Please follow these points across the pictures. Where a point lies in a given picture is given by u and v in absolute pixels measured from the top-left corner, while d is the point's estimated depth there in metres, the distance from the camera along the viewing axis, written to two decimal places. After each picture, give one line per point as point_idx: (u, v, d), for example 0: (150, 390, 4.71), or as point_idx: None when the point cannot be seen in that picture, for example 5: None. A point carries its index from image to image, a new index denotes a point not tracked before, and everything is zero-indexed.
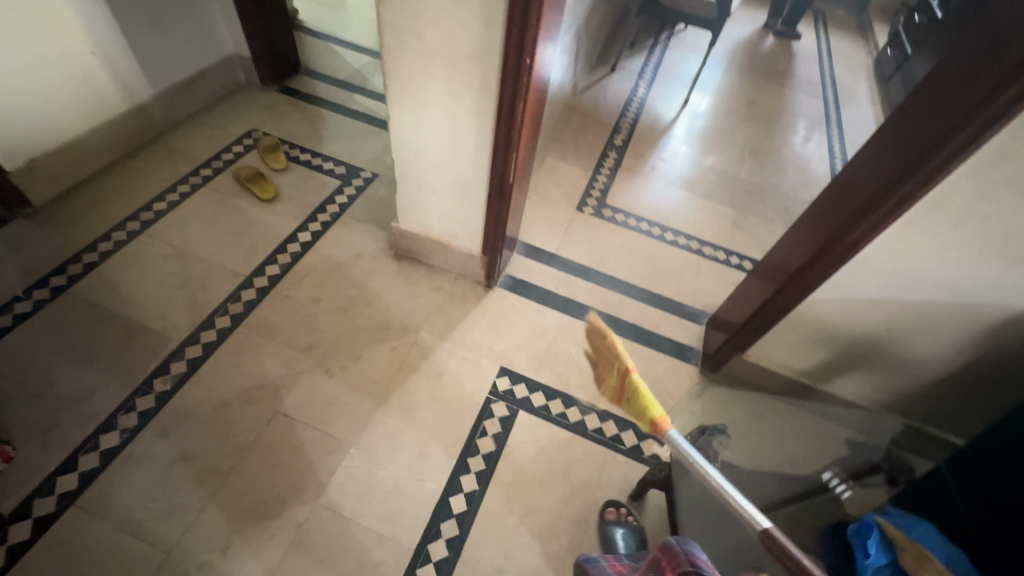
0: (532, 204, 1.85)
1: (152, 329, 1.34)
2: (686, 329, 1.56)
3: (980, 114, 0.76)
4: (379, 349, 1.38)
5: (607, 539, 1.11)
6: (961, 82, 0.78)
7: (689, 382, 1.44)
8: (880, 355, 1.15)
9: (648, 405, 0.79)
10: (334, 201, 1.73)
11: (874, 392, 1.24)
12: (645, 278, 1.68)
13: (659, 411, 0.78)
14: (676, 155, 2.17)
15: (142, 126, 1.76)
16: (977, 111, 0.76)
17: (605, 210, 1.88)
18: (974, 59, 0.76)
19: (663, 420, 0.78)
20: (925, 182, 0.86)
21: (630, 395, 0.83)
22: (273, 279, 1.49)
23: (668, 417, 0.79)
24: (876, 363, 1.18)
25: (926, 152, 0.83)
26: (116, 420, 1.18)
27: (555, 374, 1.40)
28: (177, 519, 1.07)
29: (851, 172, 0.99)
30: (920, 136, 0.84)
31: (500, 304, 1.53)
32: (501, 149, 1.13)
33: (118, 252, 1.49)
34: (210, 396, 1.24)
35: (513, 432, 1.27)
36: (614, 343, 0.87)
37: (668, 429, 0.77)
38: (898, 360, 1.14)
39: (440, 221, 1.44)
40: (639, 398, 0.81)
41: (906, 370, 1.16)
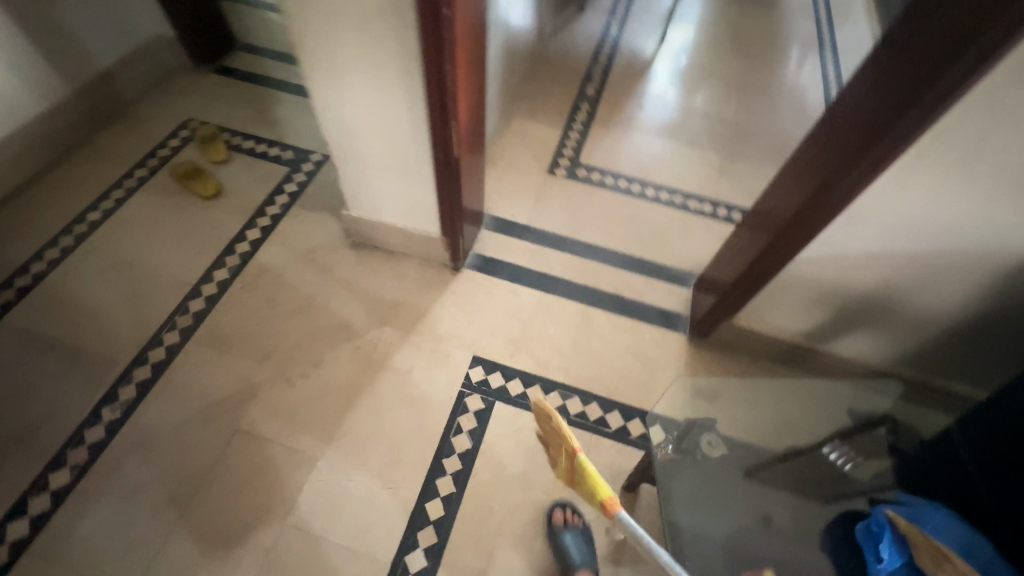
0: (500, 171, 1.70)
1: (95, 353, 1.25)
2: (673, 293, 1.45)
3: (987, 32, 0.61)
4: (341, 350, 1.28)
5: (559, 550, 1.03)
6: None
7: (678, 352, 1.34)
8: (882, 310, 1.05)
9: (596, 485, 0.73)
10: (283, 191, 1.59)
11: (877, 347, 1.14)
12: (626, 242, 1.55)
13: (609, 493, 0.72)
14: (659, 99, 1.98)
15: (64, 128, 1.60)
16: (983, 29, 0.62)
17: (580, 170, 1.72)
18: None
19: (612, 499, 0.72)
20: (926, 117, 0.71)
21: (579, 476, 0.76)
22: (222, 284, 1.37)
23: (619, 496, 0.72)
24: (878, 319, 1.07)
25: (923, 84, 0.69)
26: (65, 456, 1.11)
27: (533, 358, 1.30)
28: (139, 555, 1.02)
29: (840, 112, 0.85)
30: (916, 64, 0.69)
31: (469, 287, 1.41)
32: (437, 120, 0.99)
33: (52, 273, 1.38)
34: (162, 420, 1.16)
35: (490, 425, 1.19)
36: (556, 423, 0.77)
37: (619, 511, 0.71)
38: (901, 314, 1.04)
39: (391, 205, 1.30)
40: (588, 478, 0.74)
41: (910, 323, 1.05)
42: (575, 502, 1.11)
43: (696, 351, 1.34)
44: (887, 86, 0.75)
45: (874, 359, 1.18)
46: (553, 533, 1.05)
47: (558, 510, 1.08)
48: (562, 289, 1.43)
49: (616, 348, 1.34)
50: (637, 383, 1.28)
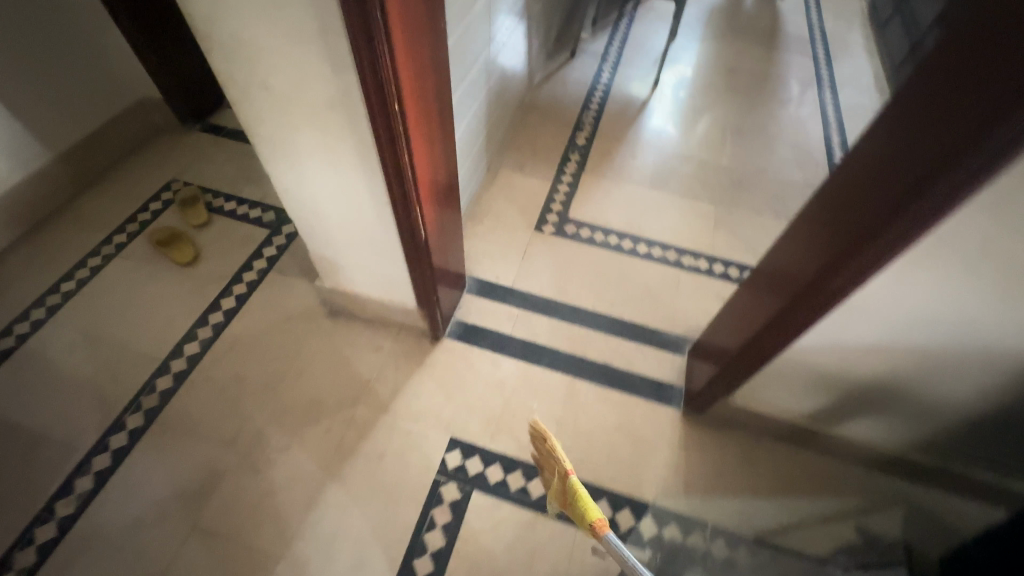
0: (485, 229, 1.64)
1: (55, 439, 1.19)
2: (666, 361, 1.36)
3: (981, 150, 0.55)
4: (311, 432, 1.21)
5: None
6: (953, 103, 0.56)
7: (672, 430, 1.24)
8: (888, 401, 0.95)
9: (587, 508, 0.78)
10: (262, 254, 1.54)
11: (886, 434, 1.04)
12: (617, 304, 1.47)
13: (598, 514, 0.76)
14: (662, 129, 1.98)
15: (44, 196, 1.59)
16: (977, 146, 0.55)
17: (568, 226, 1.66)
18: (969, 73, 0.55)
19: (601, 522, 0.76)
20: (920, 226, 0.64)
21: (572, 499, 0.81)
22: (191, 360, 1.32)
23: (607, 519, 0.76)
24: (889, 406, 0.97)
25: (913, 194, 0.62)
26: (13, 559, 1.05)
27: (514, 439, 1.21)
28: None
29: (831, 203, 0.78)
30: (905, 171, 0.63)
31: (448, 359, 1.34)
32: (400, 206, 0.95)
33: (20, 349, 1.34)
34: (117, 516, 1.10)
35: (466, 519, 1.10)
36: (552, 446, 0.85)
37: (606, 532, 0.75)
38: (913, 404, 0.93)
39: (364, 277, 1.25)
40: (579, 500, 0.79)
41: (922, 414, 0.95)
42: None
43: (691, 428, 1.24)
44: (883, 177, 0.66)
45: (885, 446, 1.07)
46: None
47: None
48: (548, 359, 1.35)
49: (604, 426, 1.24)
50: (628, 466, 1.19)
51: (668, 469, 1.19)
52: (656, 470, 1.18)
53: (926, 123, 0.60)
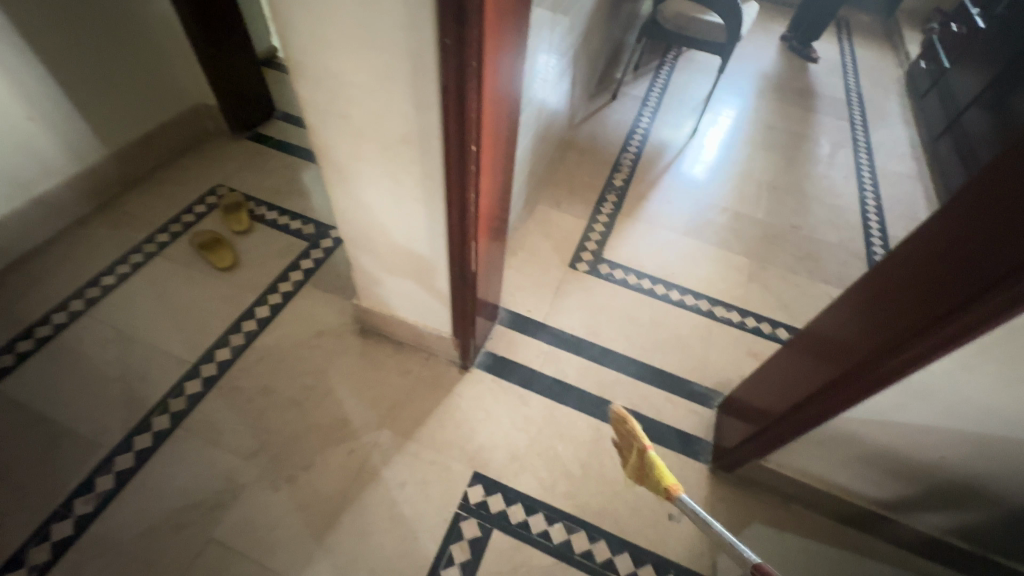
0: (520, 261, 1.66)
1: (80, 434, 1.19)
2: (694, 414, 1.34)
3: None
4: (335, 452, 1.20)
5: None
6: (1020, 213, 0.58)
7: (698, 486, 1.22)
8: (944, 482, 0.94)
9: (663, 476, 0.89)
10: (299, 266, 1.57)
11: (935, 515, 1.02)
12: (647, 350, 1.47)
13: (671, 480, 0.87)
14: (695, 178, 2.01)
15: (94, 189, 1.63)
16: None
17: (602, 266, 1.67)
18: None
19: (676, 486, 0.87)
20: (982, 321, 0.65)
21: (647, 471, 0.92)
22: (222, 366, 1.32)
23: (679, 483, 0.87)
24: (944, 488, 0.95)
25: (978, 292, 0.63)
26: (27, 553, 1.03)
27: (537, 480, 1.19)
28: None
29: (885, 284, 0.79)
30: (970, 269, 0.64)
31: (476, 389, 1.34)
32: (456, 239, 0.97)
33: (56, 338, 1.35)
34: (136, 519, 1.08)
35: (484, 558, 1.08)
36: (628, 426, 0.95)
37: (680, 493, 0.86)
38: (971, 489, 0.92)
39: (403, 300, 1.26)
40: (654, 470, 0.90)
41: (979, 501, 0.93)
42: None
43: (717, 487, 1.22)
44: (943, 273, 0.68)
45: (931, 527, 1.05)
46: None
47: None
48: (575, 400, 1.34)
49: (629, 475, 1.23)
50: (652, 520, 1.16)
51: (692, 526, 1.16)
52: (680, 527, 1.16)
53: (992, 226, 0.61)
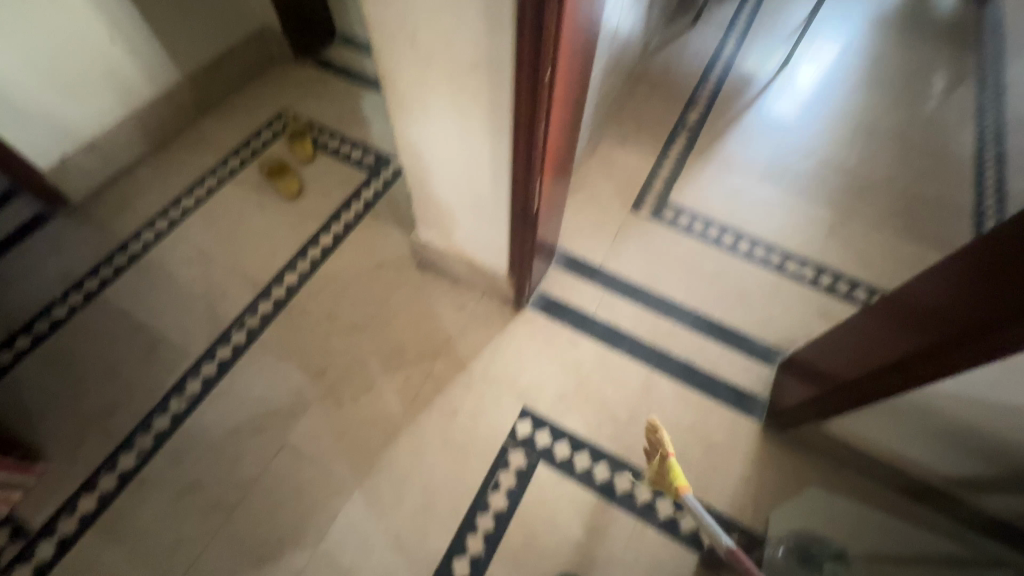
0: (579, 202, 1.59)
1: (171, 342, 1.30)
2: (751, 371, 1.30)
3: None
4: (393, 377, 1.27)
5: None
6: None
7: (747, 443, 1.20)
8: None
9: (676, 477, 0.86)
10: (360, 196, 1.59)
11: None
12: (707, 302, 1.41)
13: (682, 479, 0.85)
14: (782, 117, 1.81)
15: (171, 113, 1.68)
16: None
17: (667, 211, 1.58)
18: None
19: (685, 488, 0.84)
20: None
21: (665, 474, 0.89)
22: (290, 290, 1.40)
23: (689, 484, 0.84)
24: None
25: None
26: (133, 440, 1.17)
27: (584, 420, 1.22)
28: (182, 555, 1.05)
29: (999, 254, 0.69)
30: None
31: (529, 329, 1.35)
32: (520, 175, 0.93)
33: (147, 254, 1.46)
34: (221, 420, 1.20)
35: (530, 487, 1.14)
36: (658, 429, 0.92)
37: (686, 493, 0.84)
38: None
39: (461, 236, 1.26)
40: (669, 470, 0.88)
41: None
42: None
43: (768, 445, 1.20)
44: None
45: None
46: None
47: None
48: (627, 347, 1.33)
49: (678, 426, 1.22)
50: (696, 470, 1.17)
51: (738, 480, 1.16)
52: (724, 480, 1.16)
53: None
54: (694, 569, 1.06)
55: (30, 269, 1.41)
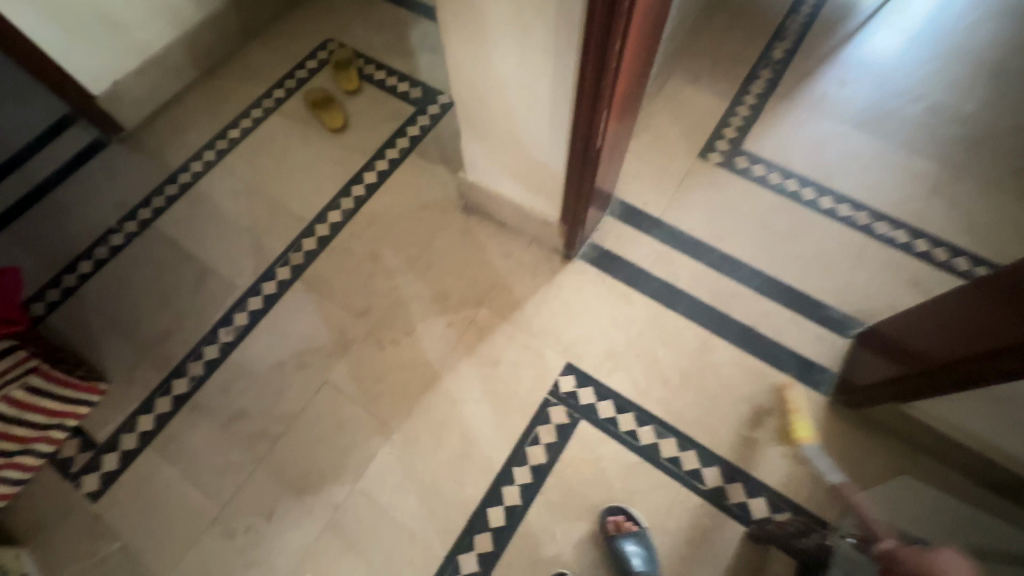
0: (641, 145, 1.44)
1: (220, 274, 1.31)
2: (822, 341, 1.18)
3: None
4: (435, 322, 1.23)
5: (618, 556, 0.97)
6: None
7: (810, 418, 1.11)
8: None
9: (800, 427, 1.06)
10: (406, 133, 1.50)
11: None
12: (778, 263, 1.27)
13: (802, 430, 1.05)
14: (888, 52, 1.55)
15: (217, 38, 1.62)
16: None
17: (739, 159, 1.41)
18: None
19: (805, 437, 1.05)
20: None
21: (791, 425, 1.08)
22: (334, 228, 1.37)
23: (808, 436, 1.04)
24: None
25: None
26: (186, 367, 1.20)
27: (632, 381, 1.15)
28: (231, 478, 1.09)
29: None
30: None
31: (578, 281, 1.27)
32: (585, 106, 0.84)
33: (195, 186, 1.45)
34: (266, 354, 1.21)
35: (570, 444, 1.10)
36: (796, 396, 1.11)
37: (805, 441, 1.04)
38: None
39: (512, 178, 1.17)
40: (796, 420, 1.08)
41: None
42: (641, 521, 1.02)
43: (833, 422, 1.10)
44: None
45: None
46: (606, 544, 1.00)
47: (610, 515, 1.02)
48: (685, 307, 1.23)
49: (734, 394, 1.14)
50: (750, 441, 1.09)
51: (795, 456, 1.08)
52: (780, 455, 1.08)
53: None
54: (739, 541, 1.01)
55: (90, 196, 1.43)
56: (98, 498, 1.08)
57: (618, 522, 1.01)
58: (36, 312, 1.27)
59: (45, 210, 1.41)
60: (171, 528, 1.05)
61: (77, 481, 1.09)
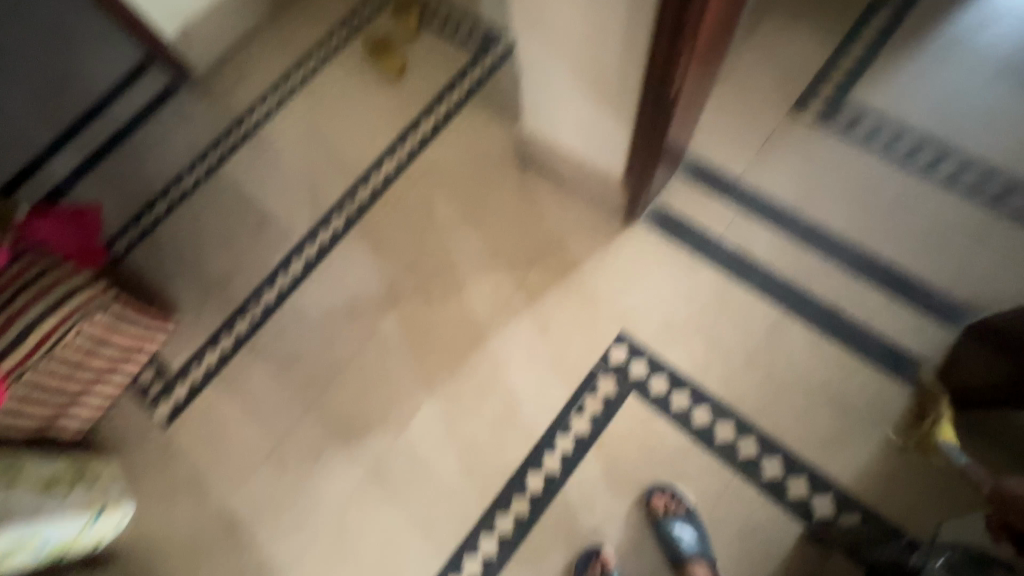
0: (724, 96, 1.27)
1: (279, 221, 1.33)
2: (921, 330, 1.03)
3: None
4: (484, 281, 1.19)
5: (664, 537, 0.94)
6: None
7: (895, 415, 0.98)
8: None
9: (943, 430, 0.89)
10: (464, 79, 1.42)
11: None
12: (875, 238, 1.11)
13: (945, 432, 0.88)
14: None
15: None
16: None
17: (840, 115, 1.22)
18: None
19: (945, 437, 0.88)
20: None
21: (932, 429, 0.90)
22: (388, 179, 1.34)
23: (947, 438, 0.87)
24: None
25: None
26: (247, 309, 1.25)
27: (690, 357, 1.07)
28: (284, 418, 1.14)
29: None
30: None
31: (639, 246, 1.17)
32: (665, 40, 0.73)
33: (258, 131, 1.46)
34: (319, 302, 1.23)
35: (617, 418, 1.04)
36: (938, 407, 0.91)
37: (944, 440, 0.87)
38: None
39: (573, 129, 1.07)
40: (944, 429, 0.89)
41: None
42: (688, 499, 0.97)
43: None
44: None
45: None
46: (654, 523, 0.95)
47: (656, 493, 0.97)
48: (758, 281, 1.10)
49: (807, 381, 1.02)
50: (820, 434, 0.99)
51: (872, 455, 0.96)
52: (854, 452, 0.97)
53: None
54: (797, 538, 0.93)
55: (164, 140, 1.48)
56: (169, 424, 1.17)
57: (666, 501, 0.96)
58: (119, 249, 1.35)
59: (125, 152, 1.48)
60: (231, 458, 1.12)
61: (152, 407, 1.18)
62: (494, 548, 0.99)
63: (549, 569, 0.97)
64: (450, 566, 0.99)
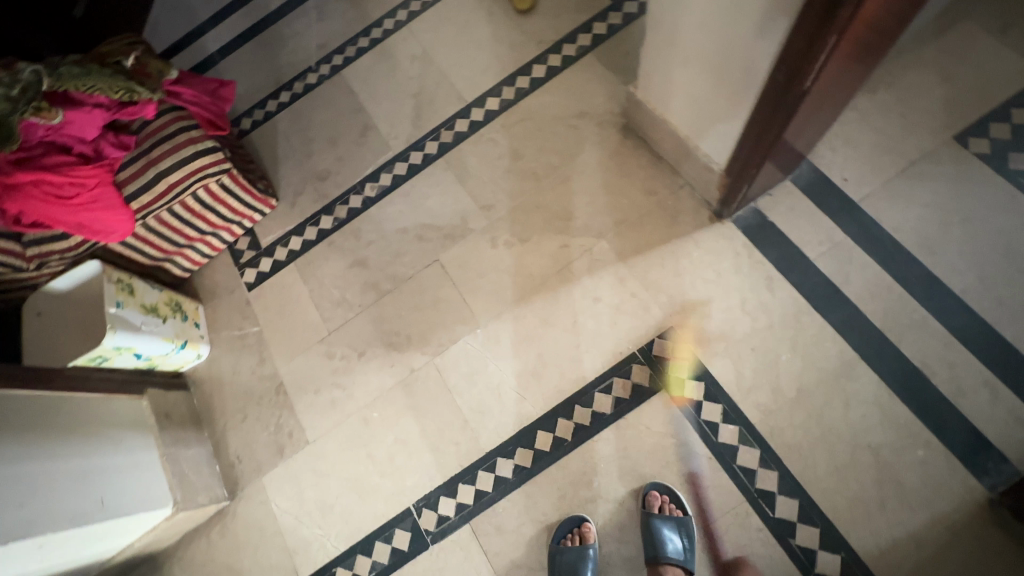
0: (877, 105, 1.10)
1: (380, 133, 1.40)
2: (1019, 426, 0.89)
3: None
4: (550, 238, 1.19)
5: (648, 532, 0.93)
6: None
7: (948, 503, 0.88)
8: None
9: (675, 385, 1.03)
10: (591, 29, 1.36)
11: None
12: (1002, 309, 0.95)
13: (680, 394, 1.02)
14: None
15: None
16: None
17: (1017, 157, 1.03)
18: None
19: (679, 399, 1.02)
20: None
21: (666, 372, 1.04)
22: (489, 115, 1.34)
23: (682, 399, 1.02)
24: None
25: None
26: (334, 207, 1.35)
27: (736, 374, 1.01)
28: (342, 312, 1.25)
29: None
30: None
31: (720, 245, 1.09)
32: (810, 24, 0.65)
33: (382, 42, 1.51)
34: (396, 217, 1.30)
35: (640, 408, 1.03)
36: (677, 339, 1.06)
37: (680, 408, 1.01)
38: None
39: (684, 105, 1.00)
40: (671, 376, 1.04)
41: None
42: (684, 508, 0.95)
43: (980, 521, 0.86)
44: None
45: None
46: (642, 517, 0.95)
47: (652, 491, 0.97)
48: (840, 317, 1.00)
49: (857, 436, 0.94)
50: (852, 494, 0.91)
51: (905, 534, 0.88)
52: (886, 524, 0.89)
53: None
54: None
55: (301, 33, 1.58)
56: (251, 289, 1.33)
57: (663, 502, 0.95)
58: (244, 126, 1.50)
59: (268, 39, 1.60)
60: (292, 333, 1.26)
61: (241, 270, 1.35)
62: (489, 484, 1.05)
63: (532, 520, 1.02)
64: (447, 485, 1.07)
